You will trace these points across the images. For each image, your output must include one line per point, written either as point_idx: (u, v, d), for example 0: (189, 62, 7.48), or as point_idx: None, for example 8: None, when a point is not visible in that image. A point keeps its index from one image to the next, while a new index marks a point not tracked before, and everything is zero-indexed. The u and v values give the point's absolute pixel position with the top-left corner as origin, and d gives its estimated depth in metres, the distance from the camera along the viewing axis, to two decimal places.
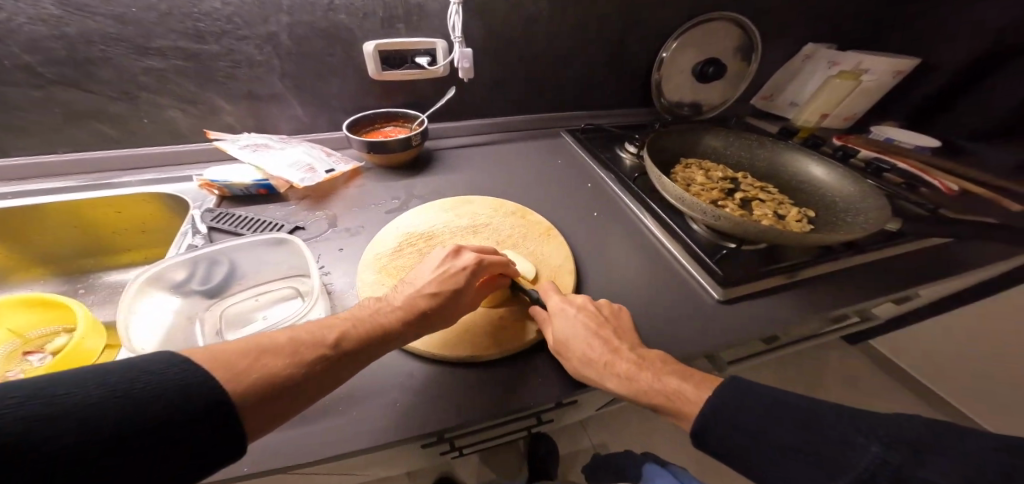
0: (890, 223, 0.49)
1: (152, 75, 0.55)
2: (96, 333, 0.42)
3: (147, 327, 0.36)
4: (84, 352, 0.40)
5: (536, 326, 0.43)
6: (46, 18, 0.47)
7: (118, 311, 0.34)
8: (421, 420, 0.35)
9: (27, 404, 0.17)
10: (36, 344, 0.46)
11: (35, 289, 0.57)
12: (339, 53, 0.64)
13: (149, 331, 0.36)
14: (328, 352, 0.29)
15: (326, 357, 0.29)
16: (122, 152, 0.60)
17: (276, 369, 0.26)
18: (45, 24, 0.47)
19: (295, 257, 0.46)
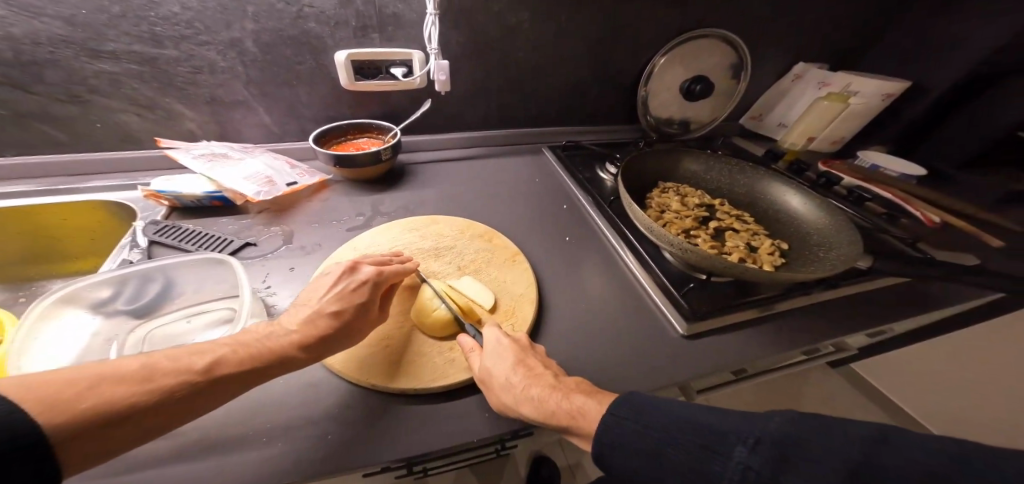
0: (862, 261, 0.48)
1: (104, 79, 0.53)
2: None
3: (56, 349, 0.38)
4: None
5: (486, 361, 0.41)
6: None
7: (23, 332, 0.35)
8: (348, 456, 0.33)
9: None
10: None
11: None
12: (309, 61, 0.62)
13: (61, 353, 0.38)
14: (197, 378, 0.27)
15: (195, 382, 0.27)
16: (76, 157, 0.58)
17: (128, 395, 0.24)
18: None
19: (226, 278, 0.47)
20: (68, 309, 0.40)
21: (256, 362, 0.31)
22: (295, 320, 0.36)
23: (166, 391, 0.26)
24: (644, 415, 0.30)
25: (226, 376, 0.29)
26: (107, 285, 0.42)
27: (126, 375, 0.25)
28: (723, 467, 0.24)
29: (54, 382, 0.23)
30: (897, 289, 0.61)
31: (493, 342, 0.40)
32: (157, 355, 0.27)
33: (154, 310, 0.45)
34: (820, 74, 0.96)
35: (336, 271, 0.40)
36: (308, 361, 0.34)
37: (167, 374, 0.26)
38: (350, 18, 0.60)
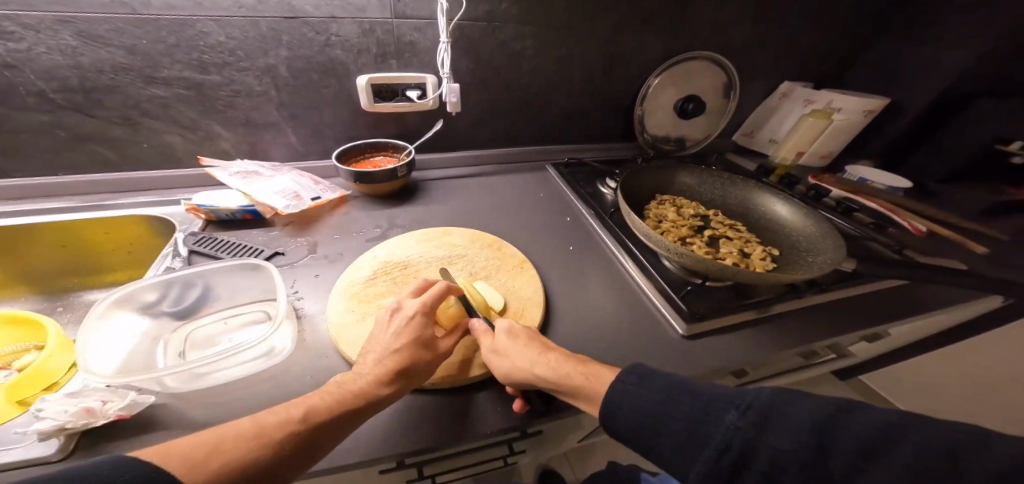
0: (846, 263, 0.51)
1: (154, 102, 0.59)
2: (66, 350, 0.44)
3: (112, 345, 0.41)
4: (52, 367, 0.42)
5: None
6: (63, 49, 0.51)
7: (85, 330, 0.39)
8: (375, 445, 0.37)
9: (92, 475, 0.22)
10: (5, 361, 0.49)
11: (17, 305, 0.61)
12: (334, 84, 0.68)
13: (117, 349, 0.41)
14: (300, 427, 0.31)
15: (299, 432, 0.31)
16: (121, 175, 0.64)
17: (248, 451, 0.28)
18: (61, 54, 0.51)
19: (262, 283, 0.51)
20: (122, 310, 0.43)
21: (344, 408, 0.34)
22: (368, 365, 0.39)
23: (275, 445, 0.29)
24: (648, 382, 0.34)
25: (321, 424, 0.32)
26: (156, 288, 0.46)
27: (243, 433, 0.29)
28: (714, 427, 0.29)
29: (188, 444, 0.27)
30: (887, 293, 0.64)
31: (501, 326, 0.44)
32: (265, 412, 0.32)
33: (193, 313, 0.49)
34: (805, 92, 1.02)
35: (385, 313, 0.44)
36: (392, 397, 0.38)
37: (275, 428, 0.30)
38: (372, 46, 0.66)
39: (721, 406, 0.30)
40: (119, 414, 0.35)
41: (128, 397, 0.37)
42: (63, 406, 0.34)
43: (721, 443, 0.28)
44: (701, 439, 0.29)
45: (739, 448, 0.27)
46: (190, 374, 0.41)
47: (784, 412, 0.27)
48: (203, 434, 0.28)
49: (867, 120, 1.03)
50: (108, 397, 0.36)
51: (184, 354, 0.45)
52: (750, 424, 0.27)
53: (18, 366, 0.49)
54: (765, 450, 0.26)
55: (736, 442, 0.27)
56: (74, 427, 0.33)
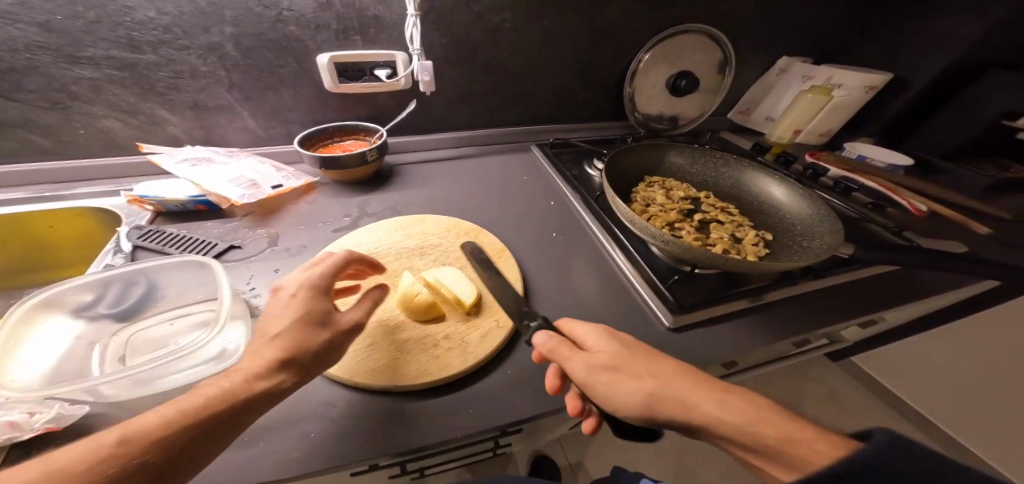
0: (844, 248, 0.48)
1: (84, 85, 0.53)
2: None
3: (38, 351, 0.39)
4: None
5: (474, 355, 0.42)
6: None
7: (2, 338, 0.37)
8: (332, 455, 0.35)
9: None
10: None
11: None
12: (291, 64, 0.62)
13: (45, 355, 0.40)
14: (164, 436, 0.24)
15: (163, 443, 0.24)
16: (59, 165, 0.58)
17: (80, 474, 0.21)
18: None
19: (203, 280, 0.47)
20: (49, 314, 0.41)
21: (242, 393, 0.28)
22: (252, 352, 0.32)
23: (143, 444, 0.23)
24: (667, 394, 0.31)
25: (211, 413, 0.26)
26: (88, 289, 0.43)
27: (95, 439, 0.23)
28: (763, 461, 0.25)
29: (12, 466, 0.20)
30: (882, 278, 0.61)
31: (592, 340, 0.36)
32: (112, 425, 0.24)
33: (135, 313, 0.46)
34: (805, 67, 0.95)
35: (277, 291, 0.37)
36: (291, 387, 0.31)
37: (142, 426, 0.24)
38: (331, 20, 0.60)
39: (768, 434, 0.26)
40: (48, 426, 0.31)
41: (56, 408, 0.34)
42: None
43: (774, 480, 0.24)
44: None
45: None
46: (136, 382, 0.36)
47: None
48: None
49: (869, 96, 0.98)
50: (34, 409, 0.33)
51: (123, 359, 0.42)
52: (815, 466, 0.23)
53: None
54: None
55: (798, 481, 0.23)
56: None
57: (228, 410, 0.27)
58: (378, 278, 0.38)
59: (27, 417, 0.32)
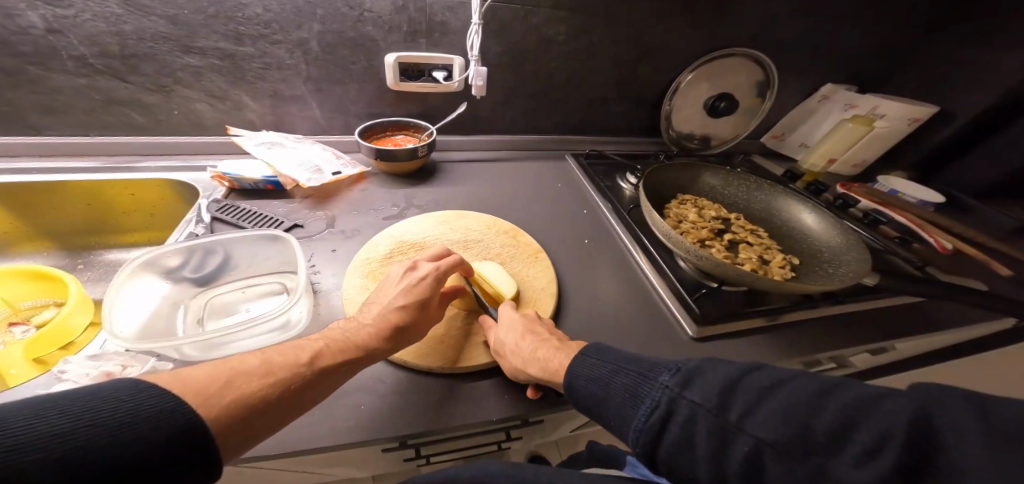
0: (869, 278, 0.50)
1: (189, 71, 0.60)
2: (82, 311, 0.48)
3: (133, 306, 0.41)
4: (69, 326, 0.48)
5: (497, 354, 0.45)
6: (107, 17, 0.52)
7: (111, 292, 0.39)
8: (382, 425, 0.39)
9: (141, 407, 0.22)
10: (24, 315, 0.55)
11: (38, 259, 0.63)
12: (362, 61, 0.67)
13: (137, 310, 0.42)
14: (304, 370, 0.32)
15: (303, 376, 0.31)
16: (150, 139, 0.65)
17: (252, 390, 0.28)
18: (106, 21, 0.52)
19: (281, 254, 0.52)
20: (146, 273, 0.44)
21: (348, 357, 0.35)
22: (369, 317, 0.40)
23: (284, 385, 0.30)
24: (605, 355, 0.38)
25: (326, 369, 0.33)
26: (179, 254, 0.46)
27: (252, 371, 0.29)
28: (650, 388, 0.32)
29: (203, 376, 0.26)
30: (903, 312, 0.62)
31: (507, 319, 0.46)
32: (271, 352, 0.32)
33: (214, 280, 0.49)
34: (848, 95, 0.98)
35: (403, 269, 0.46)
36: (389, 352, 0.39)
37: (281, 369, 0.30)
38: (403, 23, 0.65)
39: (660, 371, 0.33)
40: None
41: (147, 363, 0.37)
42: (85, 370, 0.35)
43: (653, 404, 0.30)
44: (639, 401, 0.32)
45: (664, 408, 0.29)
46: (209, 344, 0.40)
47: (697, 383, 0.29)
48: (196, 370, 0.27)
49: (910, 129, 0.99)
50: (128, 363, 0.37)
51: (203, 322, 0.45)
52: (679, 386, 0.29)
53: (37, 323, 0.54)
54: (684, 402, 0.28)
55: (665, 402, 0.29)
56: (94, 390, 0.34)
57: (345, 362, 0.35)
58: (445, 278, 0.46)
59: (121, 368, 0.36)
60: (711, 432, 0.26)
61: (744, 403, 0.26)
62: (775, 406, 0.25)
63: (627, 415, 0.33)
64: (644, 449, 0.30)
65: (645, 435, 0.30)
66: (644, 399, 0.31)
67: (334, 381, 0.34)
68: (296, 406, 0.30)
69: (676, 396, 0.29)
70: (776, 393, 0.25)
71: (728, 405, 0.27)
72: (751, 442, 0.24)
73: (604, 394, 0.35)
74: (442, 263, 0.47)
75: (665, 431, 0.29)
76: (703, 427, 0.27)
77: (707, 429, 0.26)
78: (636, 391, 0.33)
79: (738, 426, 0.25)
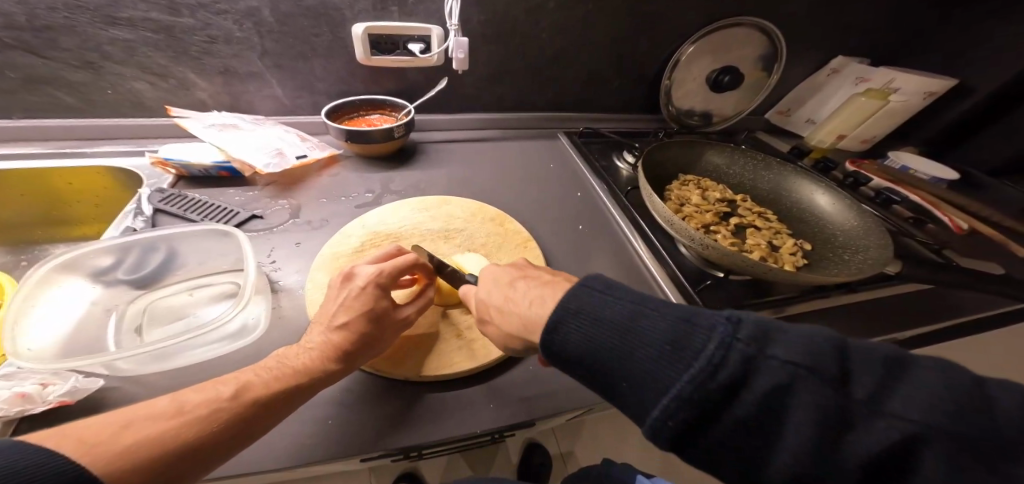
0: (890, 265, 0.45)
1: (118, 45, 0.52)
2: None
3: (50, 316, 0.36)
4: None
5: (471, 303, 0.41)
6: None
7: (15, 301, 0.33)
8: (347, 442, 0.34)
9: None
10: None
11: None
12: (326, 33, 0.59)
13: (57, 320, 0.37)
14: (228, 405, 0.27)
15: (226, 412, 0.27)
16: (86, 123, 0.58)
17: (156, 434, 0.23)
18: None
19: (231, 251, 0.45)
20: (69, 276, 0.39)
21: (286, 384, 0.30)
22: (314, 339, 0.35)
23: (203, 424, 0.25)
24: (619, 291, 0.27)
25: (257, 401, 0.28)
26: (108, 253, 0.41)
27: (158, 414, 0.25)
28: (704, 339, 0.22)
29: (92, 425, 0.22)
30: (917, 296, 0.59)
31: (486, 278, 0.39)
32: (188, 389, 0.27)
33: (155, 281, 0.44)
34: (859, 68, 0.90)
35: (335, 280, 0.39)
36: (340, 374, 0.34)
37: (198, 405, 0.26)
38: None
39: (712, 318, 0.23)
40: (61, 400, 0.30)
41: (71, 381, 0.32)
42: None
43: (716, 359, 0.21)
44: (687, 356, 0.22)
45: (738, 369, 0.20)
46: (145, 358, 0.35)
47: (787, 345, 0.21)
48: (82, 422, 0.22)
49: (927, 102, 0.93)
50: (47, 380, 0.32)
51: (141, 330, 0.40)
52: (757, 345, 0.21)
53: None
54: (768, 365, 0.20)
55: (739, 364, 0.20)
56: (4, 416, 0.28)
57: (284, 392, 0.30)
58: (389, 283, 0.39)
59: (40, 388, 0.31)
60: (821, 408, 0.19)
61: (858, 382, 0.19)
62: (911, 391, 0.19)
63: (658, 374, 0.22)
64: (680, 422, 0.21)
65: (698, 405, 0.20)
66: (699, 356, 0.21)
67: (275, 415, 0.29)
68: (226, 447, 0.26)
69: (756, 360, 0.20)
70: (902, 379, 0.20)
71: (845, 383, 0.19)
72: (905, 429, 0.18)
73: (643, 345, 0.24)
74: (385, 266, 0.39)
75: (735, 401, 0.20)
76: (804, 399, 0.19)
77: (817, 403, 0.19)
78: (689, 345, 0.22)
79: (868, 408, 0.19)
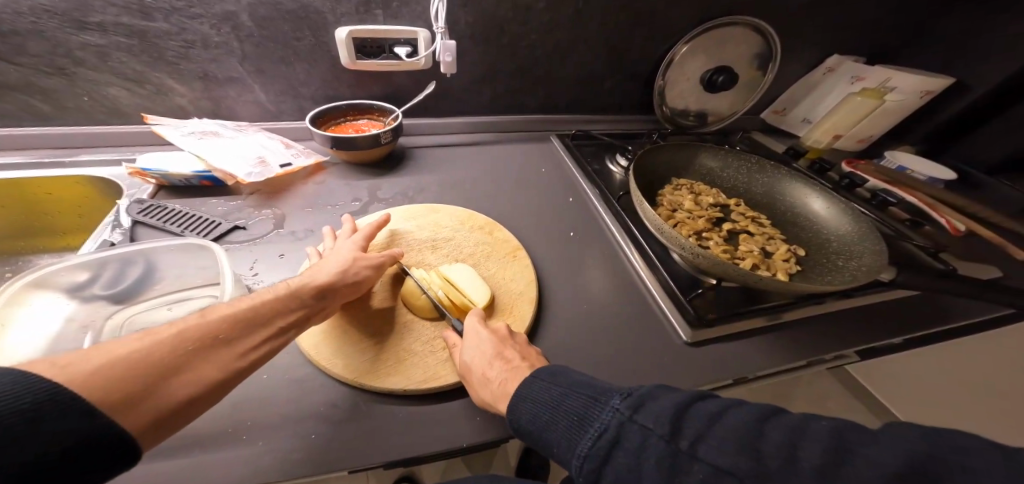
0: (885, 273, 0.44)
1: (90, 51, 0.50)
2: None
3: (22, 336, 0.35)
4: None
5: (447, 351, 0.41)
6: None
7: None
8: (328, 463, 0.33)
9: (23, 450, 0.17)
10: None
11: None
12: (308, 37, 0.58)
13: (30, 340, 0.36)
14: (199, 330, 0.27)
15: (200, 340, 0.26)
16: (63, 130, 0.56)
17: (132, 352, 0.23)
18: None
19: (210, 264, 0.44)
20: (40, 293, 0.37)
21: (252, 311, 0.31)
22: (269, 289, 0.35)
23: (180, 347, 0.25)
24: (559, 376, 0.33)
25: (227, 325, 0.29)
26: (82, 269, 0.39)
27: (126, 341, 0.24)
28: (600, 411, 0.28)
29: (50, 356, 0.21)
30: (913, 301, 0.58)
31: (475, 338, 0.39)
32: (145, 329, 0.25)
33: (133, 295, 0.43)
34: (855, 67, 0.89)
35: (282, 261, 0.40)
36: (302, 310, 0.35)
37: (167, 332, 0.26)
38: None
39: (612, 393, 0.29)
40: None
41: None
42: None
43: (601, 427, 0.26)
44: (585, 426, 0.28)
45: (612, 433, 0.26)
46: None
47: (656, 404, 0.26)
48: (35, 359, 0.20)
49: (923, 102, 0.92)
50: None
51: None
52: (630, 409, 0.26)
53: None
54: (633, 428, 0.25)
55: (613, 426, 0.26)
56: None
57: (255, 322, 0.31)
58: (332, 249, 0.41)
59: None
60: (661, 461, 0.23)
61: (695, 430, 0.23)
62: (726, 431, 0.22)
63: (572, 441, 0.28)
64: (586, 481, 0.26)
65: (588, 464, 0.26)
66: (592, 423, 0.27)
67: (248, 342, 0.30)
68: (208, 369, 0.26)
69: (625, 420, 0.26)
70: (726, 420, 0.23)
71: (680, 433, 0.23)
72: (713, 471, 0.21)
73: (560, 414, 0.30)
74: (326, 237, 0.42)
75: (610, 456, 0.25)
76: (652, 453, 0.23)
77: (658, 459, 0.23)
78: (585, 414, 0.28)
79: (691, 455, 0.22)
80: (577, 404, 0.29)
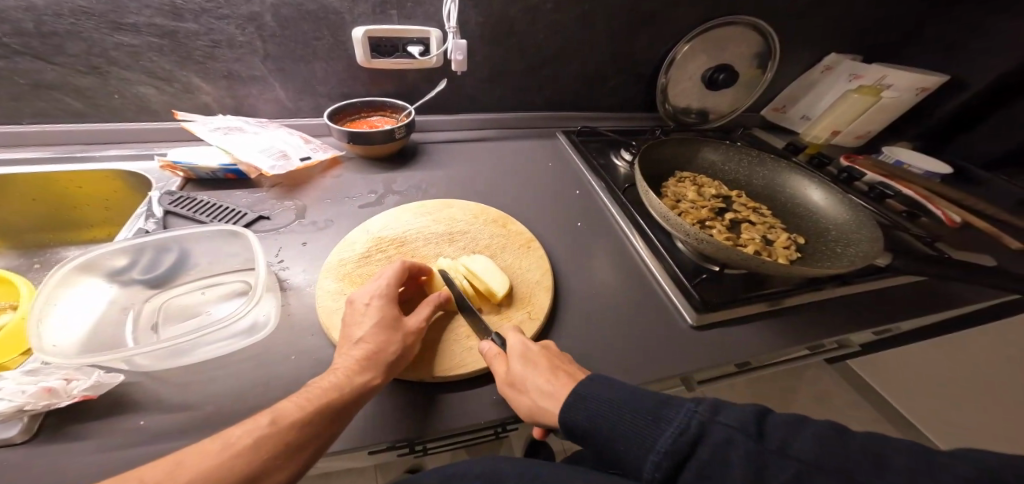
0: (882, 257, 0.47)
1: (124, 51, 0.53)
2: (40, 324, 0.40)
3: (71, 315, 0.37)
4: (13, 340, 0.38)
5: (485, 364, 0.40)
6: None
7: (39, 304, 0.34)
8: (357, 433, 0.35)
9: None
10: None
11: None
12: (327, 37, 0.60)
13: (78, 321, 0.38)
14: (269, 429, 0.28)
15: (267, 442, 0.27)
16: (93, 127, 0.59)
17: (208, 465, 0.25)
18: None
19: (243, 251, 0.47)
20: (86, 276, 0.40)
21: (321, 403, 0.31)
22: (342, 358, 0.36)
23: (249, 456, 0.26)
24: (617, 382, 0.33)
25: (299, 424, 0.29)
26: (123, 254, 0.42)
27: (205, 447, 0.26)
28: (676, 414, 0.27)
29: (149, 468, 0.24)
30: (911, 288, 0.60)
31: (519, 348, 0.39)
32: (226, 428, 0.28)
33: (168, 280, 0.45)
34: (852, 66, 0.91)
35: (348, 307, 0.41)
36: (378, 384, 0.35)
37: (243, 435, 0.27)
38: None
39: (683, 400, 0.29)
40: (85, 394, 0.31)
41: (93, 376, 0.33)
42: (21, 385, 0.30)
43: (679, 426, 0.26)
44: (657, 423, 0.27)
45: (694, 431, 0.25)
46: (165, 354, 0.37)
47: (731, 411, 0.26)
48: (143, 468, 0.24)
49: (919, 98, 0.94)
50: (71, 376, 0.33)
51: (157, 328, 0.42)
52: (710, 412, 0.26)
53: None
54: (718, 426, 0.25)
55: (694, 425, 0.26)
56: (33, 410, 0.29)
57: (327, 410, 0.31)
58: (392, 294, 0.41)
59: (65, 382, 0.32)
60: (751, 459, 0.23)
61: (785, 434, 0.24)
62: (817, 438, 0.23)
63: (641, 441, 0.27)
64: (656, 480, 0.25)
65: (668, 461, 0.25)
66: (667, 424, 0.27)
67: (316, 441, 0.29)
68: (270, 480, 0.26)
69: (705, 425, 0.25)
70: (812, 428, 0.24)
71: (768, 436, 0.24)
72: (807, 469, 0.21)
73: (624, 413, 0.29)
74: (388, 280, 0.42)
75: (693, 456, 0.25)
76: (742, 452, 0.23)
77: (750, 454, 0.23)
78: (660, 416, 0.28)
79: (783, 453, 0.22)
80: (644, 403, 0.29)
